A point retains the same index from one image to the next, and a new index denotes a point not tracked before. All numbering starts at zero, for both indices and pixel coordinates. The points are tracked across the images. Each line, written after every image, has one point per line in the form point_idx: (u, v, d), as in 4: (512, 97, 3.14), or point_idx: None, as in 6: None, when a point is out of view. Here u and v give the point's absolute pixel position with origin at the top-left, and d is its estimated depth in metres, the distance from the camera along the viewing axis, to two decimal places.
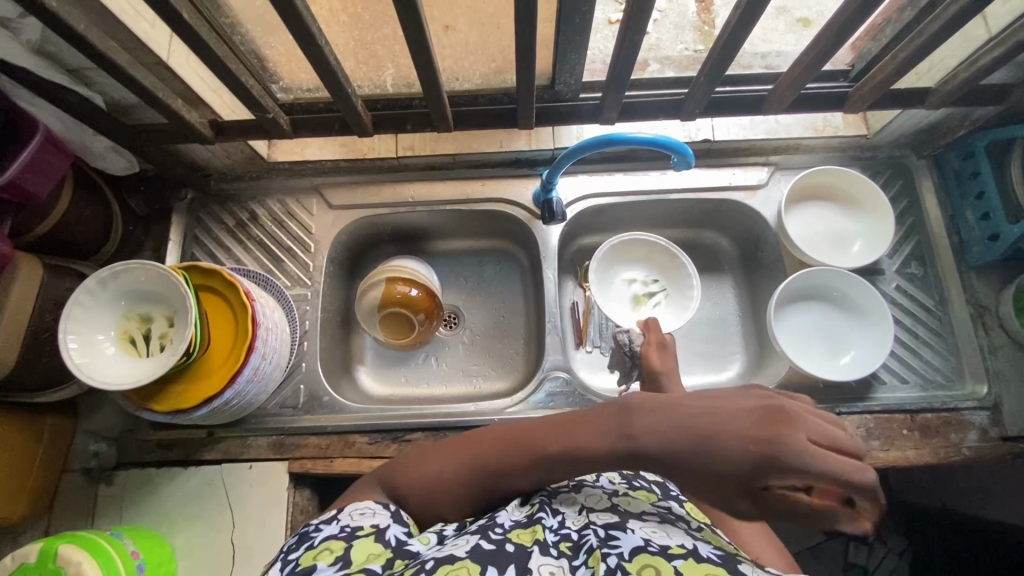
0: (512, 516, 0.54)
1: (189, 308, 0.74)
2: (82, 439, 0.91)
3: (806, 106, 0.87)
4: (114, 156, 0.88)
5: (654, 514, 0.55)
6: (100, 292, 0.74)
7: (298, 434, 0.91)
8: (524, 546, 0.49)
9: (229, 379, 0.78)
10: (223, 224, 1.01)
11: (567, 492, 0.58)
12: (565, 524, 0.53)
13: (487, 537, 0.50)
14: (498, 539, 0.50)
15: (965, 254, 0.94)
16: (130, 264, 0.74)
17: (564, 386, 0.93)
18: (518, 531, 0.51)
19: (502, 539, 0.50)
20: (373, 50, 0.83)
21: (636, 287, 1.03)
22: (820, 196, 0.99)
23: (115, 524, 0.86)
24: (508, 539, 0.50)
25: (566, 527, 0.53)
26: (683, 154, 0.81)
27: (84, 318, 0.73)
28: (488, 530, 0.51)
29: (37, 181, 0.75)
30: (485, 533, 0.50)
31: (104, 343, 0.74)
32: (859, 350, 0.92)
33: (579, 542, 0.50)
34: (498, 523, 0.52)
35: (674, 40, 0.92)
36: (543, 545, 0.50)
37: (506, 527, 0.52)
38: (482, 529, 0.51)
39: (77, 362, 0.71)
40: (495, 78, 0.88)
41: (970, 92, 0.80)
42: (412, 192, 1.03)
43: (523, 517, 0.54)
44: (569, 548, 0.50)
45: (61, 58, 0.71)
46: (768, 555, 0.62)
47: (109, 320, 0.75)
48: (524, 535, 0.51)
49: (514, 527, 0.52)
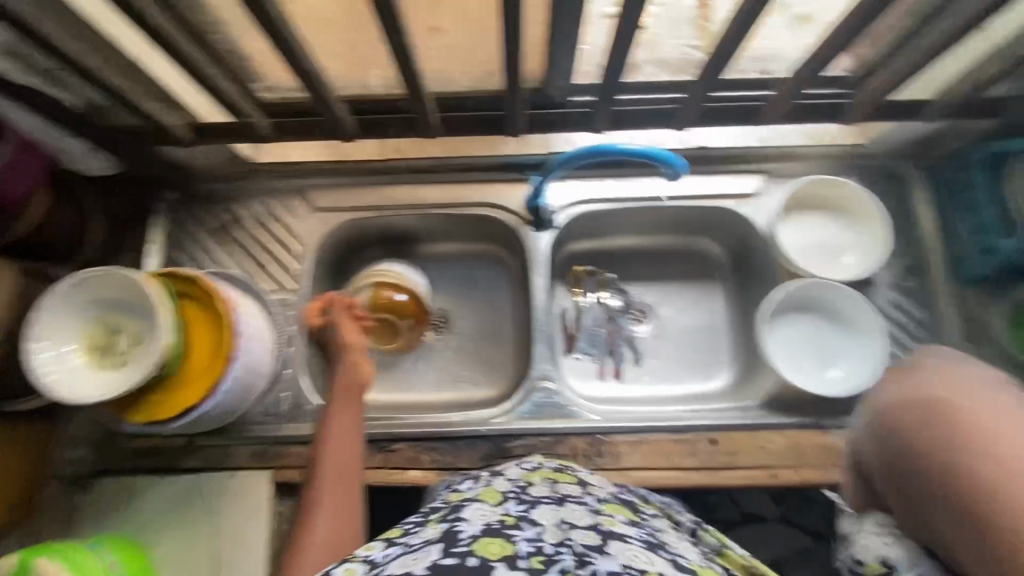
0: (476, 525, 0.53)
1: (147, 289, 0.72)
2: (60, 447, 0.89)
3: (801, 117, 0.85)
4: (90, 158, 0.85)
5: (637, 537, 0.54)
6: (47, 352, 0.70)
7: (281, 443, 0.89)
8: (489, 561, 0.47)
9: (209, 390, 0.77)
10: (206, 226, 0.99)
11: (549, 509, 0.57)
12: (541, 537, 0.52)
13: (449, 550, 0.49)
14: (462, 552, 0.48)
15: (957, 267, 0.94)
16: (40, 311, 0.70)
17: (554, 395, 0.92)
18: (486, 543, 0.50)
19: (467, 551, 0.48)
20: (355, 51, 0.79)
21: (109, 356, 0.73)
22: (812, 204, 0.97)
23: (93, 533, 0.85)
24: (472, 552, 0.48)
25: (541, 541, 0.51)
26: (673, 165, 0.79)
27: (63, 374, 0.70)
28: (453, 543, 0.50)
29: (8, 180, 0.72)
30: (448, 547, 0.49)
31: (95, 377, 0.71)
32: (847, 364, 0.91)
33: (552, 558, 0.48)
34: (465, 534, 0.51)
35: (670, 37, 0.79)
36: (511, 560, 0.47)
37: (473, 538, 0.50)
38: (449, 539, 0.51)
39: (95, 395, 0.68)
40: (482, 81, 0.85)
41: (967, 104, 0.78)
42: (398, 194, 1.00)
43: (493, 526, 0.53)
44: (541, 563, 0.47)
45: (27, 59, 0.68)
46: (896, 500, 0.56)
47: (76, 366, 0.71)
48: (492, 547, 0.49)
49: (479, 538, 0.50)
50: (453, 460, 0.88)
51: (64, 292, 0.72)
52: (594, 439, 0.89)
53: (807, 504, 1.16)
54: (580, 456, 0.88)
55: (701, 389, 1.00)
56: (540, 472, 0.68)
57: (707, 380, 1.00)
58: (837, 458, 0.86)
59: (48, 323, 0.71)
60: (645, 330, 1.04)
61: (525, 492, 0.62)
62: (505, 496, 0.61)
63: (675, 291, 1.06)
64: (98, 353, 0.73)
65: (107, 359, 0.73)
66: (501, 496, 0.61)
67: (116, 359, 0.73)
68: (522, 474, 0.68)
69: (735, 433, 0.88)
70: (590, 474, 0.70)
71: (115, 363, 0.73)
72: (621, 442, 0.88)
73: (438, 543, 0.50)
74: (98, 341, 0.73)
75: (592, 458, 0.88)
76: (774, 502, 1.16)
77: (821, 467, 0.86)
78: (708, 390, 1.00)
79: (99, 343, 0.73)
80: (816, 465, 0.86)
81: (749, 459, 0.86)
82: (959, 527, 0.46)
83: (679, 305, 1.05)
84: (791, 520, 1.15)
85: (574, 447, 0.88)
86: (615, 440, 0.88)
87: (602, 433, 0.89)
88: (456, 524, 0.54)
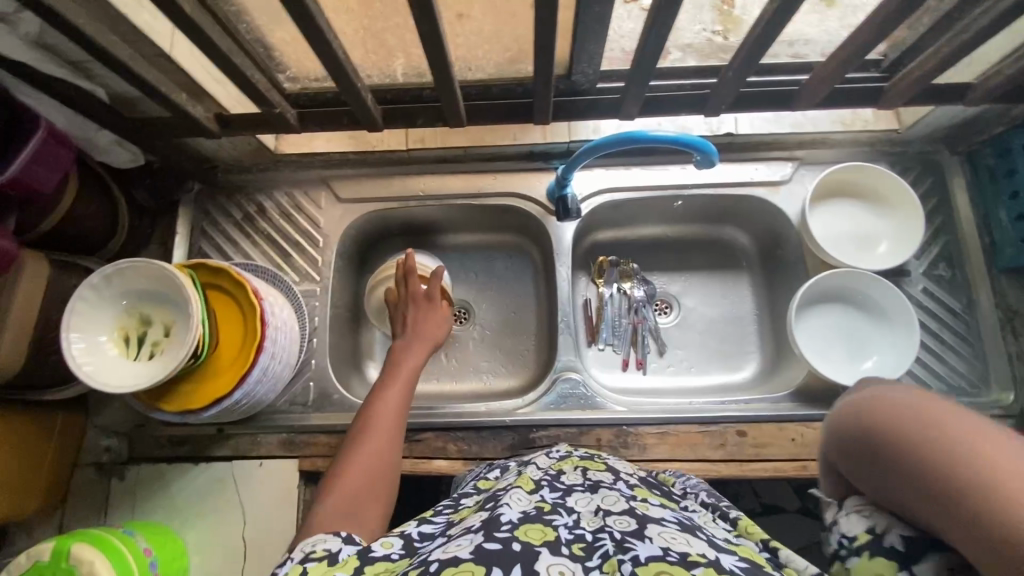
0: (515, 511, 0.52)
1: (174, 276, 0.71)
2: (94, 435, 0.91)
3: (837, 102, 0.82)
4: (119, 149, 0.86)
5: (672, 520, 0.53)
6: (79, 345, 0.70)
7: (308, 432, 0.90)
8: (532, 545, 0.47)
9: (239, 379, 0.77)
10: (231, 217, 1.00)
11: (583, 496, 0.58)
12: (579, 524, 0.52)
13: (492, 535, 0.48)
14: (505, 537, 0.48)
15: (996, 256, 0.91)
16: (71, 305, 0.70)
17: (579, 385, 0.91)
18: (527, 529, 0.49)
19: (510, 537, 0.48)
20: (382, 39, 0.78)
21: (141, 347, 0.73)
22: (845, 192, 0.95)
23: (128, 519, 0.87)
24: (515, 538, 0.47)
25: (580, 527, 0.52)
26: (706, 152, 0.77)
27: (99, 365, 0.70)
28: (495, 529, 0.49)
29: (42, 173, 0.73)
30: (490, 532, 0.48)
31: (130, 366, 0.72)
32: (882, 354, 0.89)
33: (593, 545, 0.49)
34: (505, 519, 0.50)
35: (691, 21, 0.78)
36: (554, 545, 0.48)
37: (513, 524, 0.50)
38: (489, 524, 0.50)
39: (134, 384, 0.69)
40: (509, 68, 0.84)
41: (1015, 87, 0.75)
42: (421, 185, 1.00)
43: (531, 513, 0.52)
44: (582, 550, 0.48)
45: (60, 51, 0.68)
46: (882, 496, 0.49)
47: (109, 357, 0.72)
48: (533, 533, 0.49)
49: (519, 524, 0.50)
50: (478, 450, 0.88)
51: (92, 285, 0.71)
52: (620, 430, 0.88)
53: None
54: (606, 446, 0.87)
55: (727, 379, 0.99)
56: (568, 460, 0.68)
57: (733, 372, 0.99)
58: None
59: (77, 317, 0.71)
60: (669, 321, 1.03)
61: (557, 480, 0.62)
62: (539, 484, 0.60)
63: (701, 281, 1.05)
64: (129, 343, 0.73)
65: (139, 349, 0.73)
66: (536, 483, 0.60)
67: (148, 348, 0.73)
68: (551, 463, 0.68)
69: (763, 425, 0.87)
70: (620, 461, 0.70)
71: (148, 352, 0.73)
72: (649, 433, 0.88)
73: (478, 529, 0.49)
74: (129, 332, 0.74)
75: (617, 449, 0.87)
76: (797, 494, 1.14)
77: None
78: (734, 381, 0.99)
79: (130, 333, 0.74)
80: None
81: (777, 451, 0.85)
82: (943, 511, 0.41)
83: (704, 295, 1.04)
84: (815, 512, 1.14)
85: (600, 438, 0.88)
86: (641, 432, 0.88)
87: (628, 424, 0.88)
88: (497, 510, 0.52)
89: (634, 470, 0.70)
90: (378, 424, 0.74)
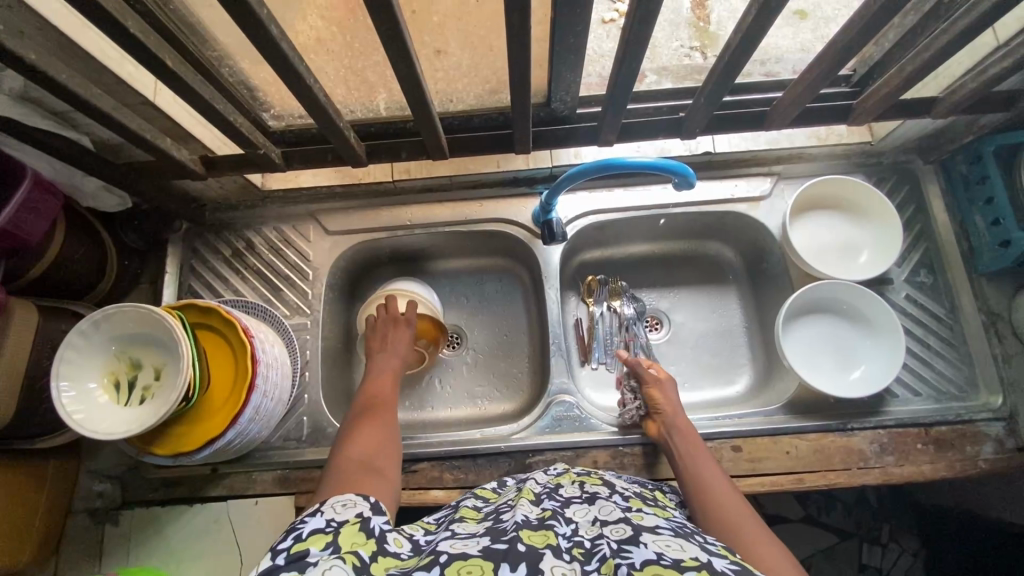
0: (519, 516, 0.54)
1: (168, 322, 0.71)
2: (86, 480, 0.90)
3: (810, 120, 0.85)
4: (105, 194, 0.86)
5: (666, 528, 0.54)
6: (71, 395, 0.70)
7: (304, 467, 0.90)
8: (536, 547, 0.48)
9: (231, 419, 0.76)
10: (220, 254, 1.00)
11: (582, 507, 0.58)
12: (577, 533, 0.53)
13: (497, 538, 0.49)
14: (510, 538, 0.49)
15: (974, 260, 0.92)
16: (59, 355, 0.70)
17: (574, 407, 0.92)
18: (531, 533, 0.50)
19: (514, 539, 0.49)
20: (364, 77, 0.80)
21: (132, 392, 0.73)
22: (825, 205, 0.97)
23: (122, 566, 0.85)
24: (520, 539, 0.49)
25: (578, 535, 0.53)
26: (685, 176, 0.79)
27: (91, 414, 0.70)
28: (500, 534, 0.50)
29: (32, 221, 0.74)
30: (496, 537, 0.50)
31: (121, 413, 0.71)
32: (870, 364, 0.90)
33: (592, 549, 0.50)
34: (511, 525, 0.52)
35: (669, 38, 0.90)
36: (556, 549, 0.48)
37: (518, 527, 0.51)
38: (495, 532, 0.51)
39: (126, 430, 0.69)
40: (489, 98, 0.86)
41: (980, 99, 0.78)
42: (409, 214, 1.01)
43: (533, 519, 0.53)
44: (582, 554, 0.49)
45: (45, 103, 0.68)
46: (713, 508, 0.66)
47: (101, 404, 0.72)
48: (536, 536, 0.49)
49: (523, 527, 0.51)
50: (474, 477, 0.88)
51: (79, 334, 0.71)
52: (616, 451, 0.88)
53: (831, 503, 1.20)
54: (603, 468, 0.87)
55: (719, 393, 1.00)
56: (566, 476, 0.69)
57: (725, 385, 1.00)
58: (862, 460, 0.85)
59: (67, 367, 0.71)
60: (659, 337, 1.04)
61: (556, 494, 0.63)
62: (539, 496, 0.61)
63: (688, 296, 1.06)
64: (119, 389, 0.73)
65: (130, 395, 0.73)
66: (536, 495, 0.62)
67: (138, 393, 0.73)
68: (549, 479, 0.69)
69: (758, 438, 0.87)
70: (616, 478, 0.70)
71: (139, 398, 0.73)
72: (645, 453, 0.88)
73: (484, 535, 0.51)
74: (120, 378, 0.74)
75: (614, 470, 0.87)
76: (799, 503, 1.20)
77: (846, 470, 0.85)
78: (726, 395, 0.99)
79: (120, 379, 0.74)
80: (841, 468, 0.85)
81: (773, 464, 0.85)
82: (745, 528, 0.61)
83: (692, 310, 1.05)
84: (817, 519, 1.19)
85: (596, 460, 0.88)
86: (637, 452, 0.88)
87: (624, 444, 0.88)
88: (502, 518, 0.54)
89: (632, 485, 0.70)
90: (372, 413, 0.78)
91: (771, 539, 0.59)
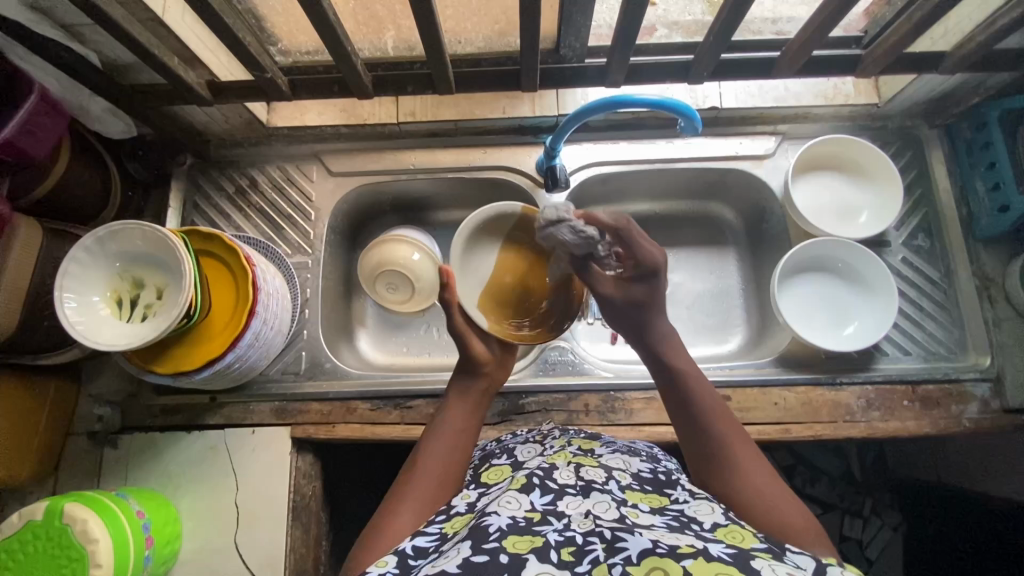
0: (503, 518, 0.52)
1: (186, 273, 0.71)
2: (87, 404, 0.92)
3: (817, 70, 0.84)
4: (111, 118, 0.85)
5: (662, 524, 0.53)
6: (69, 308, 0.71)
7: (301, 400, 0.92)
8: (520, 555, 0.48)
9: (231, 342, 0.78)
10: (223, 191, 1.01)
11: (575, 499, 0.55)
12: (570, 527, 0.51)
13: (480, 547, 0.49)
14: (493, 548, 0.49)
15: (972, 226, 0.93)
16: (63, 268, 0.71)
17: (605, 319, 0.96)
18: (515, 540, 0.50)
19: (497, 549, 0.48)
20: (373, 10, 0.80)
21: (137, 310, 0.75)
22: (826, 165, 0.97)
23: (120, 486, 0.88)
24: (502, 550, 0.48)
25: (570, 530, 0.51)
26: (690, 118, 0.79)
27: (91, 325, 0.71)
28: (483, 539, 0.49)
29: (33, 141, 0.74)
30: (478, 543, 0.49)
31: (123, 326, 0.73)
32: (863, 320, 0.91)
33: (582, 548, 0.48)
34: (493, 528, 0.51)
35: (681, 11, 0.88)
36: (542, 551, 0.48)
37: (502, 534, 0.50)
38: (477, 533, 0.50)
39: (127, 342, 0.70)
40: (497, 40, 0.86)
41: (987, 56, 0.78)
42: (413, 159, 1.01)
43: (520, 523, 0.52)
44: (571, 555, 0.48)
45: (56, 14, 0.69)
46: (737, 472, 0.63)
47: (102, 317, 0.73)
48: (521, 543, 0.49)
49: (508, 534, 0.50)
50: None
51: (82, 252, 0.72)
52: (608, 395, 0.90)
53: (816, 475, 1.21)
54: (594, 411, 0.89)
55: (713, 350, 1.01)
56: (561, 455, 0.64)
57: (719, 343, 1.02)
58: (849, 414, 0.87)
59: (68, 283, 0.71)
60: None
61: (550, 478, 0.58)
62: (529, 481, 0.58)
63: (687, 255, 1.07)
64: (123, 304, 0.75)
65: (133, 313, 0.74)
66: (524, 482, 0.58)
67: (142, 310, 0.75)
68: (544, 458, 0.64)
69: (749, 389, 0.88)
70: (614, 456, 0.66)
71: (145, 315, 0.75)
72: (636, 399, 0.89)
73: (467, 539, 0.50)
74: (123, 296, 0.75)
75: (605, 413, 0.89)
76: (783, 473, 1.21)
77: (832, 423, 0.87)
78: (720, 352, 1.01)
79: (124, 296, 0.75)
80: (828, 421, 0.87)
81: (762, 414, 0.87)
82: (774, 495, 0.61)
83: (691, 269, 1.06)
84: (801, 490, 1.20)
85: (587, 403, 0.90)
86: (629, 397, 0.90)
87: (617, 390, 0.90)
88: (484, 517, 0.53)
89: (633, 462, 0.67)
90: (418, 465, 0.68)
91: (810, 527, 0.59)
